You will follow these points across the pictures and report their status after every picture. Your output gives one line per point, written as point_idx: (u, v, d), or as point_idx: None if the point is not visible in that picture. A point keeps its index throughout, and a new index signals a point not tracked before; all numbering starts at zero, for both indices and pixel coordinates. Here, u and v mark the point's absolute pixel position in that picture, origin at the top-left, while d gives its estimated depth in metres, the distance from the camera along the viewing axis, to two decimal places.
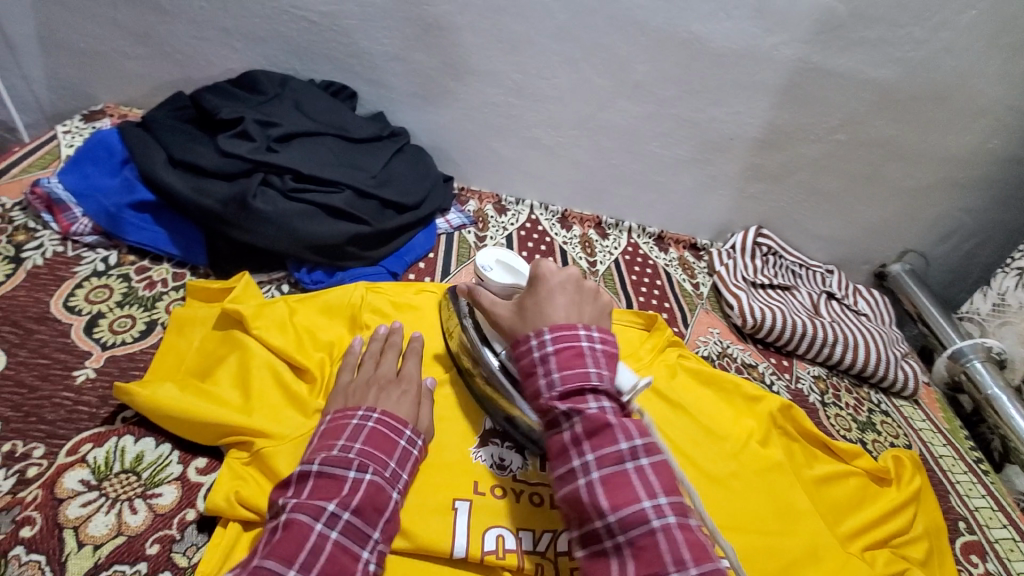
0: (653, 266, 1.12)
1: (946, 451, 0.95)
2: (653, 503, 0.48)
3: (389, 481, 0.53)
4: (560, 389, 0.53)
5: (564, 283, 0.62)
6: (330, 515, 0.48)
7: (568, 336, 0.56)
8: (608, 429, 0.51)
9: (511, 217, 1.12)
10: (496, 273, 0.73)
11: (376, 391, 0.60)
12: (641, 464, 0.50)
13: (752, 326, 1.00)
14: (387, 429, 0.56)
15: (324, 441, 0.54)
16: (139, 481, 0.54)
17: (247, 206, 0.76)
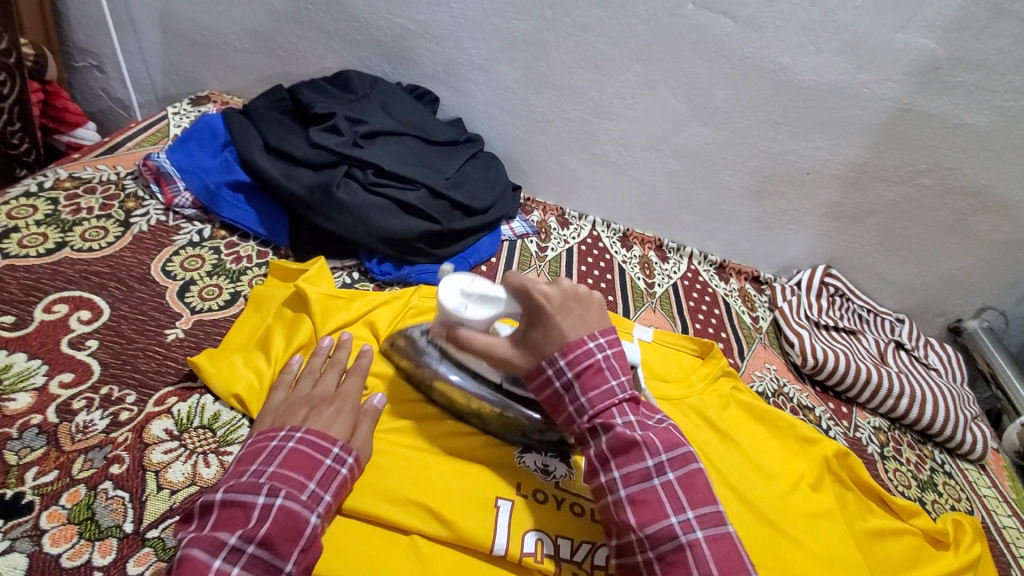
0: (711, 294, 1.11)
1: (1012, 522, 0.89)
2: (680, 518, 0.52)
3: (307, 504, 0.50)
4: (589, 409, 0.57)
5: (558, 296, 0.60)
6: (231, 549, 0.45)
7: (582, 357, 0.57)
8: (634, 451, 0.55)
9: (573, 231, 1.13)
10: (473, 308, 0.61)
11: (309, 409, 0.58)
12: (667, 479, 0.54)
13: (811, 367, 0.97)
14: (310, 448, 0.53)
15: (239, 466, 0.52)
16: (214, 437, 0.57)
17: (331, 194, 0.81)
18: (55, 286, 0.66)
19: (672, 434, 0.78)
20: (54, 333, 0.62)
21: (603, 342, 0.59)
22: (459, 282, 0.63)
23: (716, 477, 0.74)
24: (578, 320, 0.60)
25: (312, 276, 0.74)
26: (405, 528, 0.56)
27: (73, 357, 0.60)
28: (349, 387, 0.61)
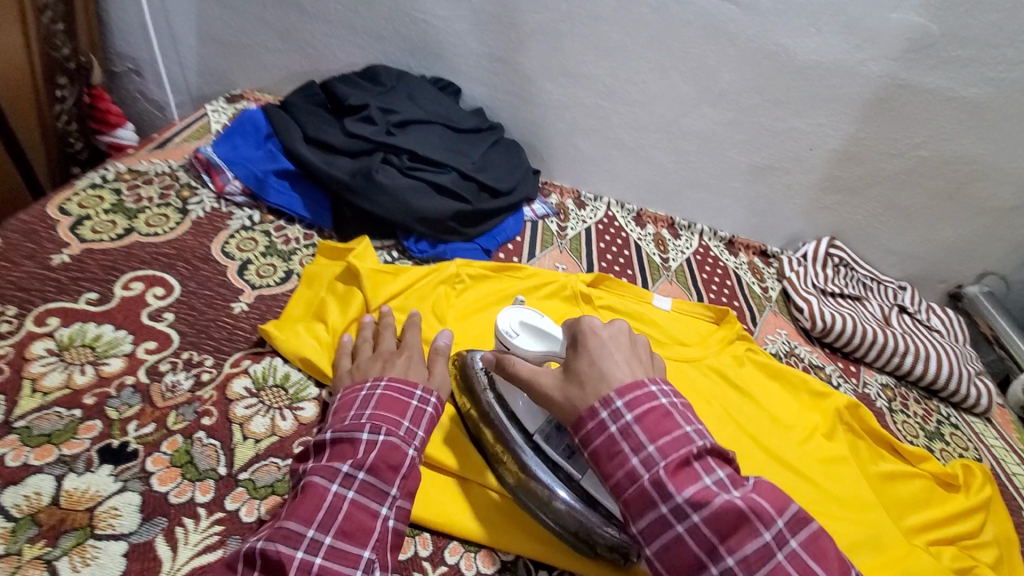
0: (723, 267, 1.17)
1: (1021, 470, 0.92)
2: (792, 557, 0.47)
3: (405, 439, 0.55)
4: (664, 472, 0.50)
5: (615, 330, 0.60)
6: (345, 476, 0.51)
7: (645, 399, 0.53)
8: (745, 522, 0.47)
9: (590, 212, 1.19)
10: (524, 340, 0.67)
11: (381, 363, 0.64)
12: (791, 548, 0.48)
13: (820, 330, 1.03)
14: (397, 392, 0.59)
15: (338, 413, 0.57)
16: (286, 394, 0.64)
17: (372, 178, 0.87)
18: (130, 266, 0.73)
19: (710, 405, 0.82)
20: (134, 307, 0.68)
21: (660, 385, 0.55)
22: (524, 311, 0.69)
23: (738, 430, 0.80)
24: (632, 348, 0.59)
25: (359, 253, 0.81)
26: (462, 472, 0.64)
27: (154, 327, 0.67)
28: (411, 342, 0.68)
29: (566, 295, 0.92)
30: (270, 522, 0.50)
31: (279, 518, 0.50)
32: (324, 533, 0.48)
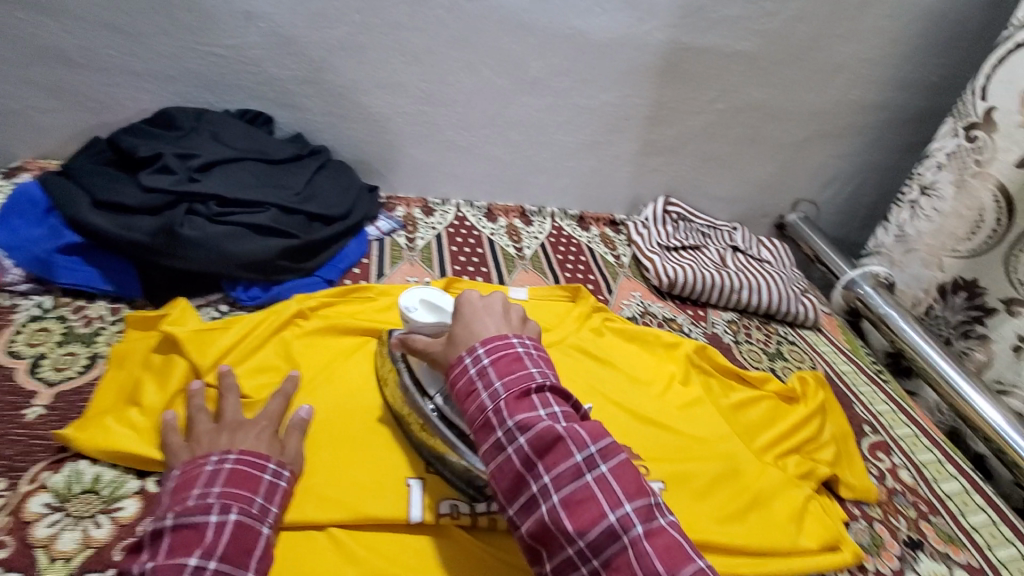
0: (576, 244, 1.21)
1: (849, 367, 1.05)
2: (619, 513, 0.47)
3: (258, 517, 0.54)
4: (505, 399, 0.53)
5: (493, 300, 0.63)
6: (194, 569, 0.48)
7: (501, 346, 0.56)
8: (560, 444, 0.50)
9: (439, 217, 1.18)
10: (422, 314, 0.69)
11: (227, 435, 0.60)
12: (600, 472, 0.49)
13: (667, 284, 1.11)
14: (249, 466, 0.56)
15: (177, 494, 0.53)
16: (100, 498, 0.58)
17: (176, 234, 0.80)
18: None
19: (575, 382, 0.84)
20: None
21: (523, 338, 0.58)
22: (424, 291, 0.72)
23: (605, 400, 0.83)
24: (508, 314, 0.62)
25: (175, 319, 0.75)
26: (319, 524, 0.61)
27: None
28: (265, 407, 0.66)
29: None
30: None
31: None
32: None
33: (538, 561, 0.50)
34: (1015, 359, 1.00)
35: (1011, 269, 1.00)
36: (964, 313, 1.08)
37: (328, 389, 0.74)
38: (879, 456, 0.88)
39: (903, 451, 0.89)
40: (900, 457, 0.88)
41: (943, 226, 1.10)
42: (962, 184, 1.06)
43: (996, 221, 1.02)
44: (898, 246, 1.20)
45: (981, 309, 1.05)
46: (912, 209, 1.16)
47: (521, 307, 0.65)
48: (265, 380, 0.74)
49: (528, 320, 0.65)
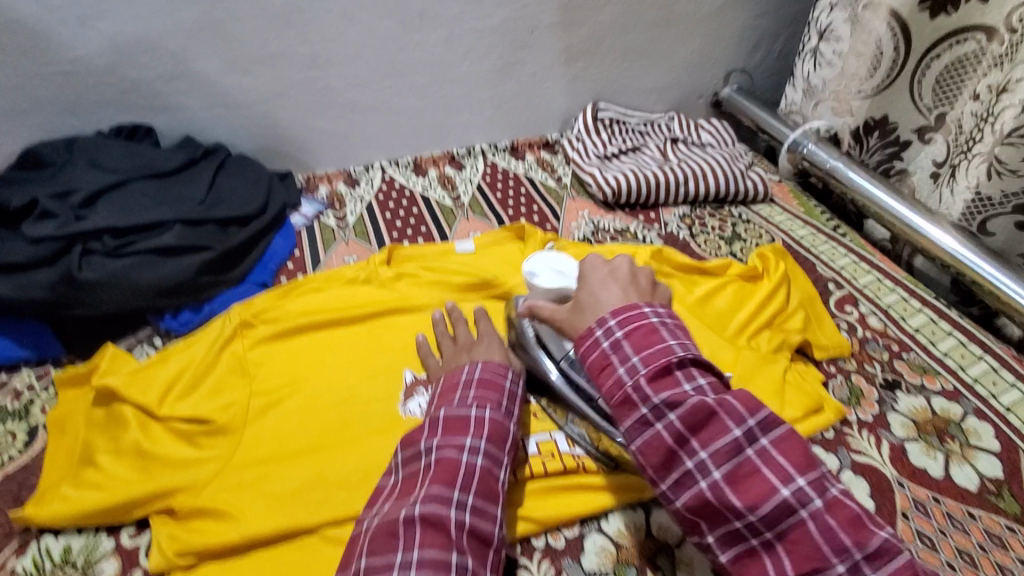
0: (514, 177, 1.15)
1: (805, 231, 1.04)
2: (792, 489, 0.45)
3: (505, 416, 0.61)
4: (646, 375, 0.49)
5: (616, 266, 0.60)
6: (471, 447, 0.56)
7: (633, 317, 0.52)
8: (715, 419, 0.47)
9: (366, 186, 1.11)
10: (546, 280, 0.75)
11: (467, 354, 0.71)
12: (762, 446, 0.47)
13: (613, 195, 1.07)
14: (494, 375, 0.64)
15: (444, 394, 0.62)
16: (76, 569, 0.59)
17: (76, 280, 0.76)
18: None
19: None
20: None
21: (655, 306, 0.53)
22: (550, 258, 0.78)
23: None
24: (633, 281, 0.59)
25: (106, 370, 0.71)
26: (310, 528, 0.60)
27: None
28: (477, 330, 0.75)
29: (362, 281, 0.86)
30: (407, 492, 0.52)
31: (416, 488, 0.52)
32: (466, 495, 0.52)
33: (698, 532, 0.48)
34: (933, 186, 1.01)
35: (917, 96, 0.99)
36: (880, 152, 1.08)
37: (296, 391, 0.72)
38: (848, 309, 0.88)
39: (870, 299, 0.90)
40: (868, 306, 0.89)
41: (845, 68, 1.07)
42: (857, 19, 1.02)
43: (895, 51, 0.98)
44: (807, 99, 1.18)
45: (896, 144, 1.05)
46: (813, 58, 1.13)
47: (642, 273, 0.61)
48: (224, 400, 0.70)
49: (654, 285, 0.61)
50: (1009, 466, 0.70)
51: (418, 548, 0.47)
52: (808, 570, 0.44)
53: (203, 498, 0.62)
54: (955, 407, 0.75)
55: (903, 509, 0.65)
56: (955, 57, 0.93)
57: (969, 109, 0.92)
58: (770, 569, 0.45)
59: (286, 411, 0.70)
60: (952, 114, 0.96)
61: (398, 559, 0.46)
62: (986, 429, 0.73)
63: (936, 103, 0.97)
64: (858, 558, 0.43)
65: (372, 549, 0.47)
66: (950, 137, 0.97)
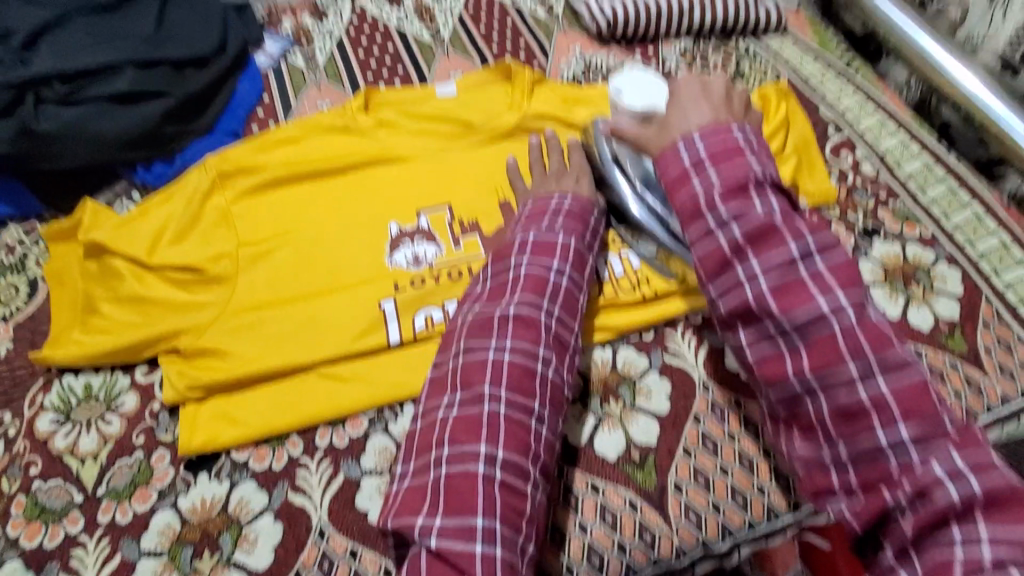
0: (500, 6, 1.03)
1: (816, 68, 0.96)
2: (830, 299, 0.46)
3: (586, 248, 0.67)
4: (722, 187, 0.51)
5: (711, 83, 0.59)
6: (557, 269, 0.63)
7: (720, 134, 0.53)
8: (774, 234, 0.49)
9: (335, 19, 0.99)
10: (631, 98, 0.83)
11: (556, 181, 0.73)
12: (814, 267, 0.48)
13: (609, 27, 0.96)
14: (581, 207, 0.69)
15: (532, 218, 0.68)
16: (100, 402, 0.67)
17: (36, 132, 0.73)
18: None
19: (453, 193, 0.78)
20: None
21: (744, 127, 0.54)
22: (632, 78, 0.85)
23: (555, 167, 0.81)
24: (725, 101, 0.58)
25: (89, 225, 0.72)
26: (305, 367, 0.66)
27: None
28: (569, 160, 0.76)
29: (338, 129, 0.82)
30: (502, 299, 0.61)
31: (510, 296, 0.61)
32: (552, 306, 0.61)
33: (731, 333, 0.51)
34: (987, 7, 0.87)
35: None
36: None
37: (282, 243, 0.73)
38: (842, 156, 0.85)
39: (867, 144, 0.86)
40: (863, 151, 0.85)
41: None
42: None
43: None
44: None
45: None
46: None
47: (736, 95, 0.60)
48: (211, 251, 0.72)
49: (745, 109, 0.60)
50: (966, 310, 0.73)
51: (511, 339, 0.58)
52: (823, 368, 0.46)
53: (202, 340, 0.66)
54: (928, 254, 0.77)
55: None
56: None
57: None
58: (789, 366, 0.47)
59: (275, 262, 0.72)
60: None
61: (493, 343, 0.57)
62: (954, 274, 0.76)
63: None
64: (871, 360, 0.45)
65: (471, 335, 0.59)
66: None
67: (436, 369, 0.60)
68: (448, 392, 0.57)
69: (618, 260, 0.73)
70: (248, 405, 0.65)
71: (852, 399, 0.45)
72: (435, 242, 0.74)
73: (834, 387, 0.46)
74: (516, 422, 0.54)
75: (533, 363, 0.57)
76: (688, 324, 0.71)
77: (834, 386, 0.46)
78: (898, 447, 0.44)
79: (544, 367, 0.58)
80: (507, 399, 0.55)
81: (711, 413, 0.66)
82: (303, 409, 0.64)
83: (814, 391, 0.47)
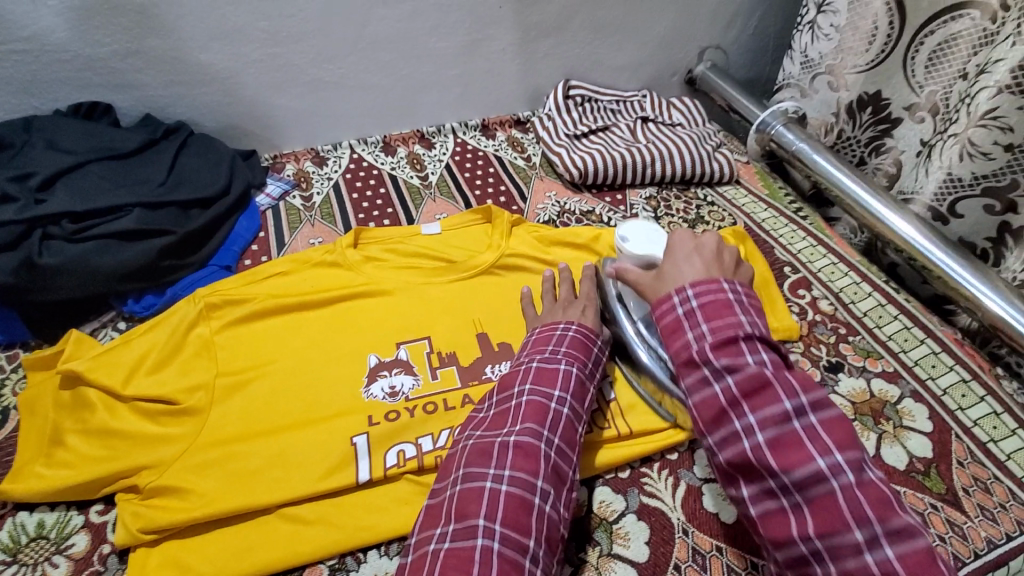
0: (483, 157, 1.15)
1: (767, 213, 1.06)
2: (829, 461, 0.45)
3: (587, 378, 0.69)
4: (713, 340, 0.52)
5: (702, 243, 0.64)
6: (559, 397, 0.64)
7: (710, 288, 0.56)
8: (769, 388, 0.49)
9: (333, 165, 1.11)
10: (634, 246, 0.80)
11: (562, 311, 0.77)
12: (809, 422, 0.48)
13: (580, 176, 1.07)
14: (585, 337, 0.72)
15: (537, 346, 0.70)
16: (50, 541, 0.63)
17: (38, 265, 0.76)
18: None
19: (433, 325, 0.81)
20: None
21: (734, 284, 0.56)
22: (637, 228, 0.83)
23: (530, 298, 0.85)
24: (716, 260, 0.62)
25: (71, 354, 0.73)
26: (267, 507, 0.63)
27: None
28: (580, 290, 0.81)
29: (328, 263, 0.87)
30: (502, 426, 0.62)
31: (512, 424, 0.61)
32: (553, 435, 0.61)
33: (734, 488, 0.51)
34: (915, 164, 1.00)
35: (910, 73, 0.96)
36: (872, 129, 1.05)
37: (261, 374, 0.74)
38: (801, 293, 0.91)
39: (823, 283, 0.93)
40: (820, 289, 0.92)
41: (843, 42, 1.03)
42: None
43: (889, 26, 0.95)
44: (806, 72, 1.13)
45: (887, 121, 1.02)
46: (811, 30, 1.09)
47: (725, 252, 0.64)
48: (189, 381, 0.72)
49: (735, 266, 0.63)
50: (938, 447, 0.74)
51: (509, 468, 0.57)
52: (829, 534, 0.44)
53: (164, 476, 0.64)
54: (893, 390, 0.79)
55: None
56: (947, 35, 0.89)
57: (956, 88, 0.90)
58: (793, 528, 0.46)
59: (251, 393, 0.72)
60: (942, 91, 0.93)
61: (493, 471, 0.57)
62: (920, 410, 0.77)
63: (926, 80, 0.94)
64: (879, 531, 0.43)
65: (471, 462, 0.58)
66: (937, 116, 0.94)
67: (435, 497, 0.59)
68: (441, 523, 0.54)
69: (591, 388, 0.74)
70: (204, 549, 0.61)
71: (860, 567, 0.43)
72: (413, 374, 0.75)
73: (841, 558, 0.44)
74: (507, 558, 0.51)
75: (532, 496, 0.56)
76: (663, 461, 0.72)
77: (841, 555, 0.44)
78: None
79: (542, 500, 0.57)
80: (503, 534, 0.52)
81: (692, 561, 0.63)
82: (261, 555, 0.60)
83: (821, 556, 0.45)
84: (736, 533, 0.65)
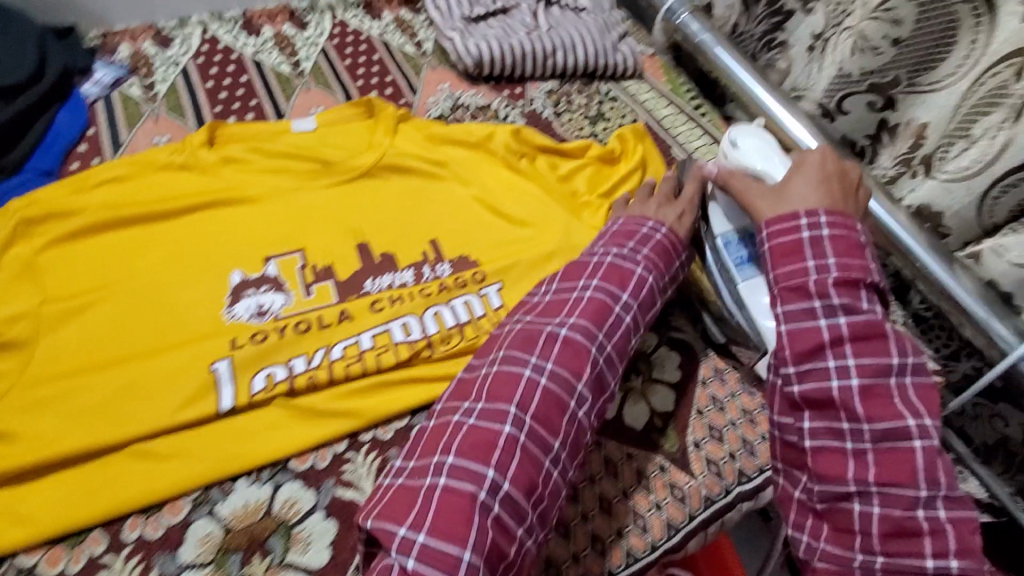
0: (366, 40, 1.01)
1: (668, 111, 1.03)
2: (919, 424, 0.54)
3: (658, 292, 0.67)
4: (836, 277, 0.58)
5: (844, 171, 0.66)
6: (624, 303, 0.64)
7: (841, 227, 0.60)
8: (880, 339, 0.57)
9: (180, 47, 0.92)
10: (742, 155, 0.71)
11: (654, 206, 0.73)
12: (903, 383, 0.57)
13: (475, 66, 0.97)
14: (669, 245, 0.69)
15: (616, 238, 0.69)
16: None
17: None
18: None
19: (306, 236, 0.73)
20: None
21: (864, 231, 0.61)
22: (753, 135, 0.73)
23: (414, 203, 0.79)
24: (849, 191, 0.65)
25: None
26: (114, 445, 0.57)
27: None
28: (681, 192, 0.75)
29: (176, 166, 0.74)
30: (558, 317, 0.61)
31: (567, 316, 0.61)
32: (608, 342, 0.61)
33: (798, 413, 0.59)
34: (808, 60, 0.97)
35: None
36: (765, 22, 1.01)
37: (100, 298, 0.64)
38: None
39: None
40: None
41: None
42: None
43: None
44: None
45: (780, 13, 0.98)
46: None
47: (859, 188, 0.67)
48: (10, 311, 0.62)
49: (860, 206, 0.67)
50: None
51: (552, 362, 0.58)
52: (888, 483, 0.54)
53: None
54: None
55: (700, 406, 0.70)
56: None
57: None
58: (851, 470, 0.55)
59: (90, 320, 0.63)
60: None
61: (534, 360, 0.58)
62: None
63: None
64: (941, 493, 0.53)
65: (512, 347, 0.59)
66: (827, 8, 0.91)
67: (469, 372, 0.60)
68: (471, 399, 0.57)
69: (477, 299, 0.71)
70: (43, 495, 0.55)
71: (908, 517, 0.53)
72: (282, 291, 0.68)
73: (893, 503, 0.54)
74: (528, 455, 0.53)
75: (568, 399, 0.57)
76: None
77: (892, 502, 0.54)
78: (944, 573, 0.51)
79: (576, 406, 0.58)
80: (530, 427, 0.54)
81: None
82: (111, 495, 0.56)
83: (869, 496, 0.54)
84: (615, 427, 0.67)
